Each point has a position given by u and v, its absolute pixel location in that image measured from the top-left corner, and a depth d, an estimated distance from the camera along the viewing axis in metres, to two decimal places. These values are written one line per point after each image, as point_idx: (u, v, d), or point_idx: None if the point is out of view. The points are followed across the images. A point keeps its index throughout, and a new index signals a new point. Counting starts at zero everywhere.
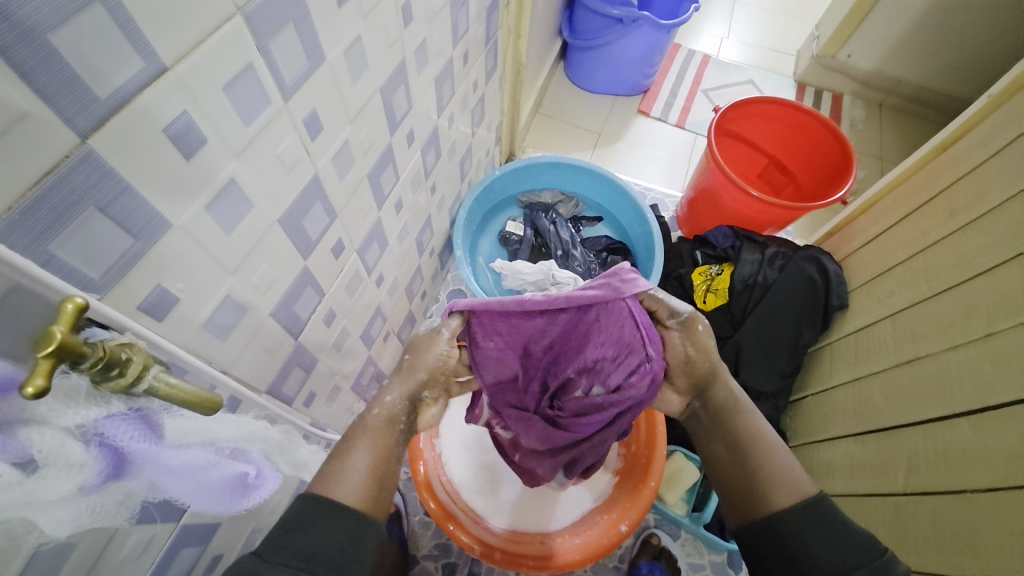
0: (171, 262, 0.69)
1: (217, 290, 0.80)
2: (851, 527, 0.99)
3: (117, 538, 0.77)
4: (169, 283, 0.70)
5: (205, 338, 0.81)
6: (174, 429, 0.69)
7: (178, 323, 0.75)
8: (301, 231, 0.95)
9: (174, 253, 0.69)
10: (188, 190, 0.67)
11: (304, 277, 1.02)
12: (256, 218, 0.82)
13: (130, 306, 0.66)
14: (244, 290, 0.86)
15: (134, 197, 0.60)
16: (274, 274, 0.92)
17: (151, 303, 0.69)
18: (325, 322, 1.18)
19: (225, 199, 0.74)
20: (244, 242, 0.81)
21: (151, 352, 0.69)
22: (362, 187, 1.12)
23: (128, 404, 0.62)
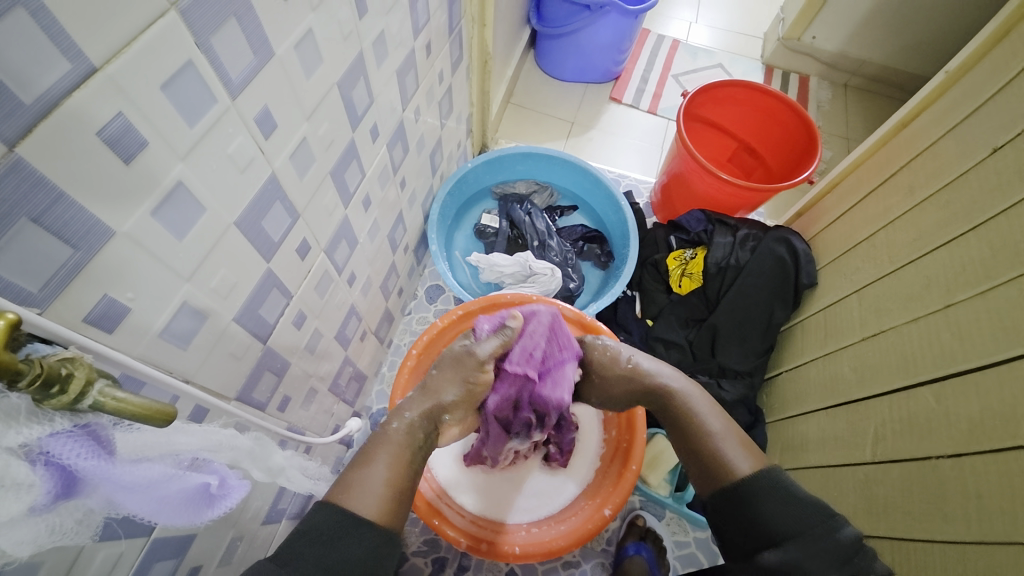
0: (118, 273, 0.67)
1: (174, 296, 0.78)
2: (800, 494, 1.01)
3: (84, 557, 0.75)
4: (118, 293, 0.68)
5: (162, 347, 0.79)
6: (125, 444, 0.67)
7: (131, 334, 0.72)
8: (261, 233, 0.93)
9: (120, 260, 0.67)
10: (131, 195, 0.65)
11: (269, 279, 1.00)
12: (211, 221, 0.79)
13: (75, 318, 0.64)
14: (203, 297, 0.84)
15: (70, 205, 0.58)
16: (234, 278, 0.90)
17: (99, 314, 0.67)
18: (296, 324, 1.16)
19: (173, 203, 0.71)
20: (198, 247, 0.79)
21: (100, 364, 0.67)
22: (325, 185, 1.09)
23: (72, 421, 0.60)
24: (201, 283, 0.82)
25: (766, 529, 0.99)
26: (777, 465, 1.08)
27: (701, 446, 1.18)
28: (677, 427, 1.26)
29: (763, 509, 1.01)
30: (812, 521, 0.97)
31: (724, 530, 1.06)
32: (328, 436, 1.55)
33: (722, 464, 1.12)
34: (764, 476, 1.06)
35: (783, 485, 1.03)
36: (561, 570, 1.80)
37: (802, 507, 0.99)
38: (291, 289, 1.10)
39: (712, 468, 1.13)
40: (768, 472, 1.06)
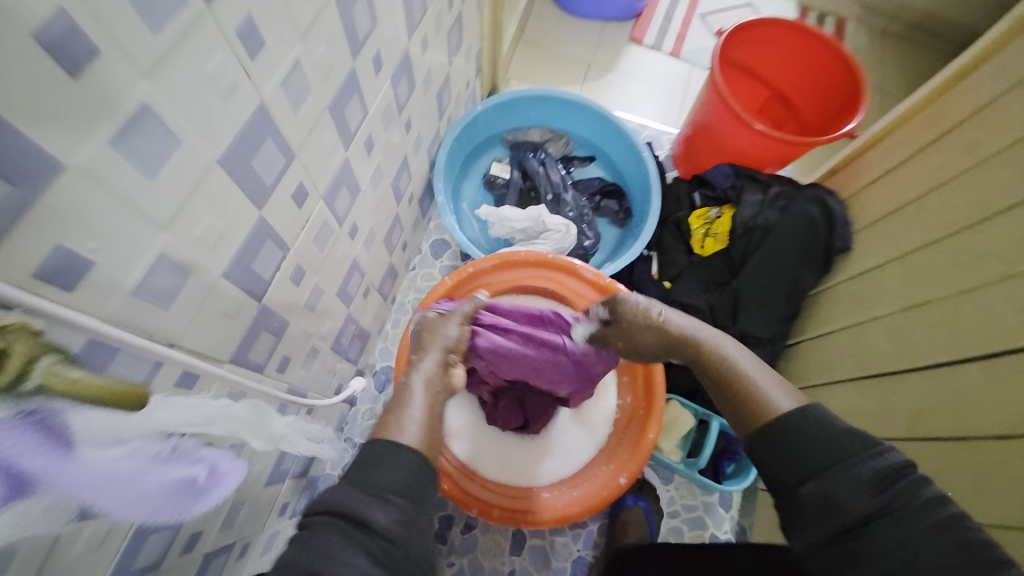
0: (76, 214, 0.59)
1: (143, 243, 0.69)
2: (837, 423, 0.86)
3: (66, 535, 0.71)
4: (74, 243, 0.61)
5: (139, 306, 0.73)
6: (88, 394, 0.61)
7: (99, 289, 0.66)
8: (251, 174, 0.85)
9: (74, 195, 0.58)
10: (85, 116, 0.56)
11: (261, 228, 0.93)
12: (188, 156, 0.71)
13: (27, 270, 0.57)
14: (184, 247, 0.76)
15: (4, 126, 0.49)
16: (220, 227, 0.82)
17: (51, 269, 0.59)
18: (294, 277, 1.10)
19: (139, 131, 0.62)
20: (171, 190, 0.70)
21: (64, 324, 0.60)
22: (323, 121, 0.99)
23: (19, 408, 0.53)
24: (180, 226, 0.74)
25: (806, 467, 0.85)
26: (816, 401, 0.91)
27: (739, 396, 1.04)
28: (722, 388, 1.09)
29: (799, 443, 0.87)
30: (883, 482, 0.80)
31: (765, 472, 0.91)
32: (331, 395, 1.53)
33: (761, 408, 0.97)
34: (798, 414, 0.91)
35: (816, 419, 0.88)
36: (568, 529, 1.85)
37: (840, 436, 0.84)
38: (288, 238, 1.03)
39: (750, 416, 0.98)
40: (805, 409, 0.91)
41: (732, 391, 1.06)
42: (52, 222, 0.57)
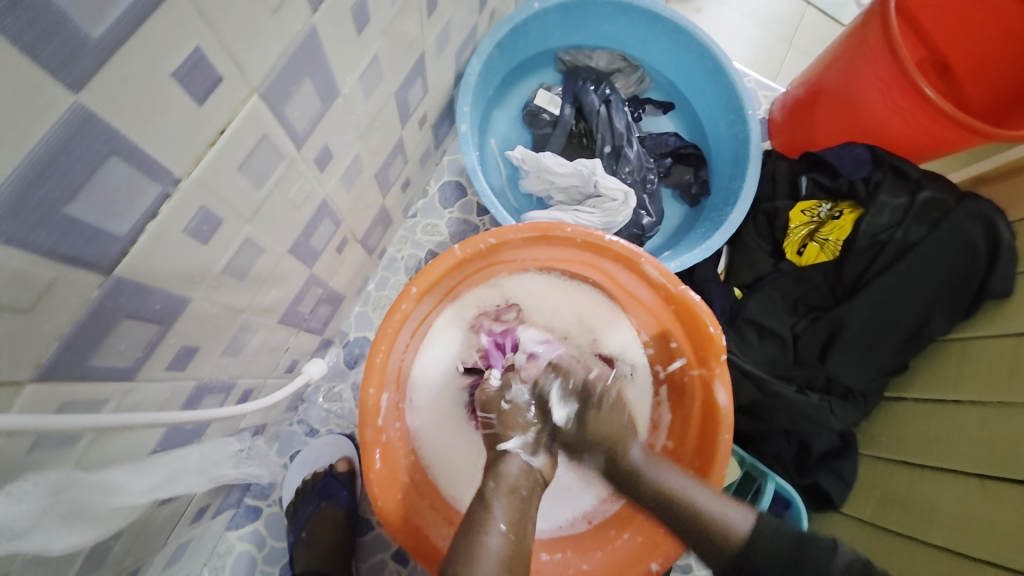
0: (232, 177, 0.37)
1: (275, 204, 0.44)
2: (999, 508, 0.59)
3: (136, 563, 0.55)
4: (228, 210, 0.38)
5: (268, 285, 0.51)
6: (111, 449, 0.39)
7: (239, 271, 0.44)
8: (398, 94, 0.58)
9: (218, 110, 0.32)
10: (264, 33, 0.33)
11: (388, 169, 0.67)
12: (348, 69, 0.45)
13: (170, 259, 0.35)
14: (324, 198, 0.53)
15: (162, 39, 0.26)
16: (358, 168, 0.57)
17: (200, 234, 0.37)
18: (377, 255, 0.82)
19: (313, 57, 0.38)
20: (326, 124, 0.46)
21: (176, 326, 0.39)
22: (468, 17, 0.69)
23: (33, 484, 0.32)
24: (312, 175, 0.48)
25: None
26: (971, 468, 0.64)
27: (896, 471, 0.74)
28: (884, 445, 0.78)
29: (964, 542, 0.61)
30: (1002, 558, 0.56)
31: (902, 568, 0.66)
32: None
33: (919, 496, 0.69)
34: (972, 491, 0.63)
35: (978, 505, 0.61)
36: None
37: (1007, 525, 0.58)
38: (387, 203, 0.74)
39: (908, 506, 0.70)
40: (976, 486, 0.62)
41: (889, 454, 0.77)
42: (198, 154, 0.33)
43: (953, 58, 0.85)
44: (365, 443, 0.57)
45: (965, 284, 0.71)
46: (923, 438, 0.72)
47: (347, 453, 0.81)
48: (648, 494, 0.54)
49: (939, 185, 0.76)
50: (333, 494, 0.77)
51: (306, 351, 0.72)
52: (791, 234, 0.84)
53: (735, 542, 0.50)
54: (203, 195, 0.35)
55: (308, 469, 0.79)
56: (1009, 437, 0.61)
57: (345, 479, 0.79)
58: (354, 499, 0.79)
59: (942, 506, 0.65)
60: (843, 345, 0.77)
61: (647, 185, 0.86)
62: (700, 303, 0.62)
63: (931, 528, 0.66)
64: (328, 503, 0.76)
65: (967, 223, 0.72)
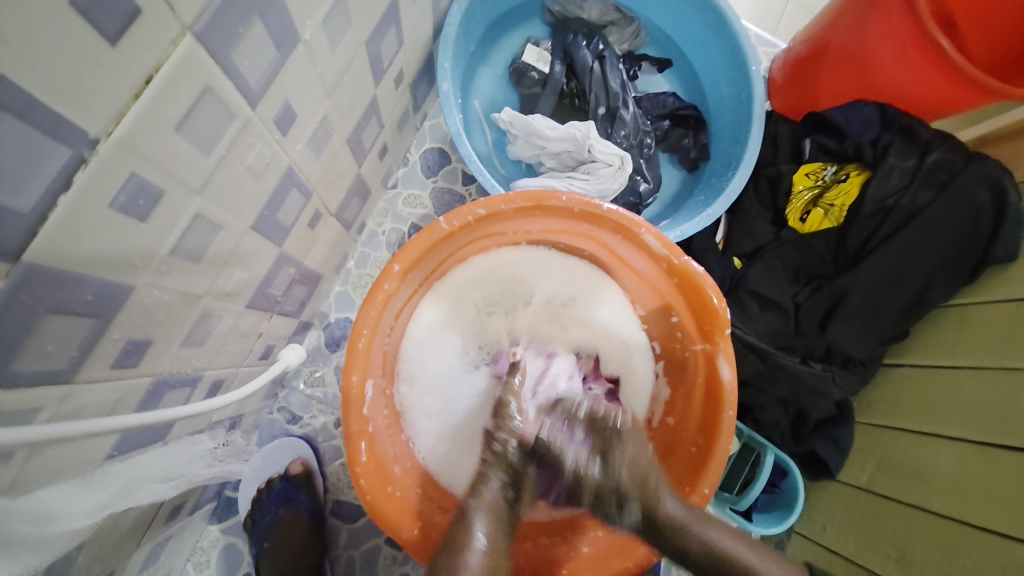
0: (168, 139, 0.30)
1: (231, 173, 0.38)
2: (1000, 477, 0.58)
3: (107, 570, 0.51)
4: (168, 180, 0.32)
5: (232, 267, 0.45)
6: (52, 459, 0.34)
7: (194, 253, 0.38)
8: (370, 44, 0.51)
9: (139, 53, 0.26)
10: None
11: (362, 133, 0.60)
12: (308, 10, 0.38)
13: (98, 240, 0.29)
14: (289, 166, 0.46)
15: None
16: (328, 132, 0.51)
17: (135, 211, 0.31)
18: (356, 230, 0.76)
19: None
20: (287, 77, 0.39)
21: (118, 319, 0.34)
22: None
23: None
24: (273, 138, 0.41)
25: (970, 548, 0.58)
26: (971, 437, 0.63)
27: (892, 437, 0.73)
28: (880, 412, 0.76)
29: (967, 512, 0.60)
30: (1004, 526, 0.56)
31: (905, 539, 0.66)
32: None
33: (918, 462, 0.68)
34: (974, 458, 0.61)
35: (979, 473, 0.60)
36: None
37: (1009, 495, 0.56)
38: (363, 172, 0.68)
39: (907, 473, 0.69)
40: (978, 452, 0.61)
41: (885, 419, 0.75)
42: (119, 108, 0.27)
43: (959, 10, 0.75)
44: (350, 434, 0.53)
45: (969, 248, 0.69)
46: (920, 403, 0.71)
47: (301, 454, 0.75)
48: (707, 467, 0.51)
49: (947, 144, 0.72)
50: (292, 498, 0.73)
51: (282, 336, 0.67)
52: (794, 200, 0.80)
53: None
54: (131, 159, 0.29)
55: (263, 476, 0.75)
56: (1010, 401, 0.60)
57: (301, 481, 0.73)
58: (316, 502, 0.74)
59: (941, 473, 0.64)
60: (845, 313, 0.75)
61: (644, 150, 0.80)
62: (703, 275, 0.58)
63: (929, 494, 0.65)
64: (287, 509, 0.71)
65: (973, 183, 0.69)
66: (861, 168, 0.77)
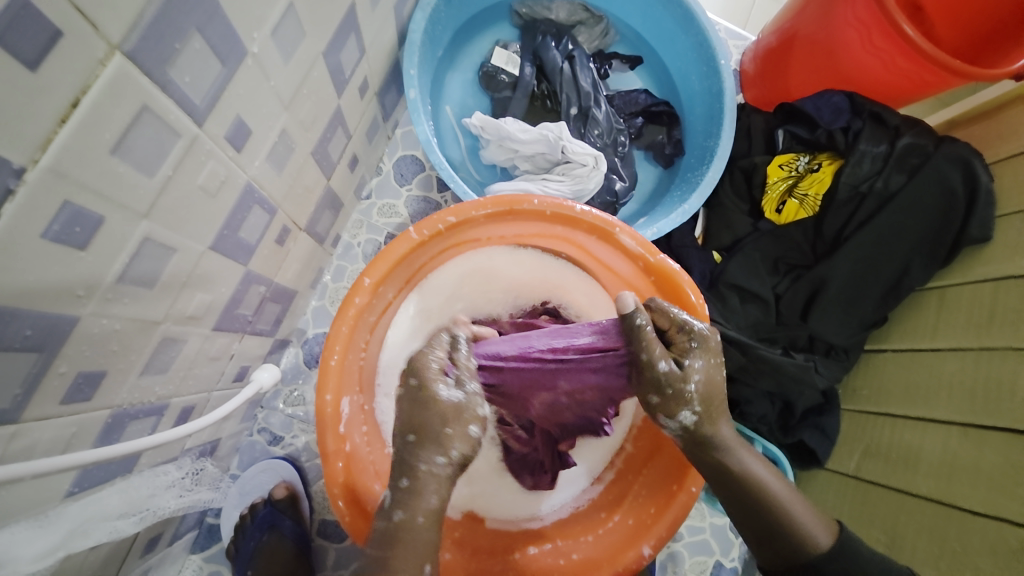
0: (104, 162, 0.29)
1: (181, 193, 0.36)
2: (987, 460, 0.58)
3: None
4: (107, 205, 0.31)
5: (194, 289, 0.44)
6: (1, 502, 0.32)
7: (147, 279, 0.37)
8: (329, 57, 0.50)
9: (63, 74, 0.25)
10: None
11: (329, 145, 0.59)
12: (255, 23, 0.37)
13: (31, 272, 0.28)
14: (248, 182, 0.45)
15: None
16: (289, 147, 0.50)
17: (70, 240, 0.29)
18: (330, 242, 0.75)
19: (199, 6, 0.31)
20: (237, 93, 0.38)
21: (64, 352, 0.32)
22: None
23: None
24: (227, 155, 0.40)
25: (961, 534, 0.58)
26: (956, 420, 0.63)
27: (879, 424, 0.73)
28: (864, 399, 0.76)
29: (957, 496, 0.60)
30: (993, 508, 0.56)
31: (895, 526, 0.66)
32: None
33: (904, 448, 0.68)
34: (959, 441, 0.61)
35: (965, 456, 0.60)
36: None
37: (999, 479, 0.56)
38: (333, 185, 0.66)
39: (894, 459, 0.69)
40: (962, 434, 0.61)
41: (870, 406, 0.75)
42: (46, 133, 0.26)
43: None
44: (327, 454, 0.52)
45: (944, 231, 0.69)
46: (904, 387, 0.71)
47: (286, 477, 0.73)
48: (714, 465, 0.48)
49: (915, 129, 0.73)
50: (277, 523, 0.70)
51: (257, 356, 0.65)
52: (769, 191, 0.80)
53: (815, 554, 0.45)
54: (63, 186, 0.27)
55: (247, 500, 0.72)
56: (993, 382, 0.60)
57: (286, 506, 0.71)
58: (301, 528, 0.72)
59: (927, 457, 0.64)
60: (825, 300, 0.74)
61: (618, 148, 0.80)
62: (679, 272, 0.58)
63: (917, 478, 0.65)
64: (272, 535, 0.69)
65: (943, 167, 0.70)
66: (834, 156, 0.78)
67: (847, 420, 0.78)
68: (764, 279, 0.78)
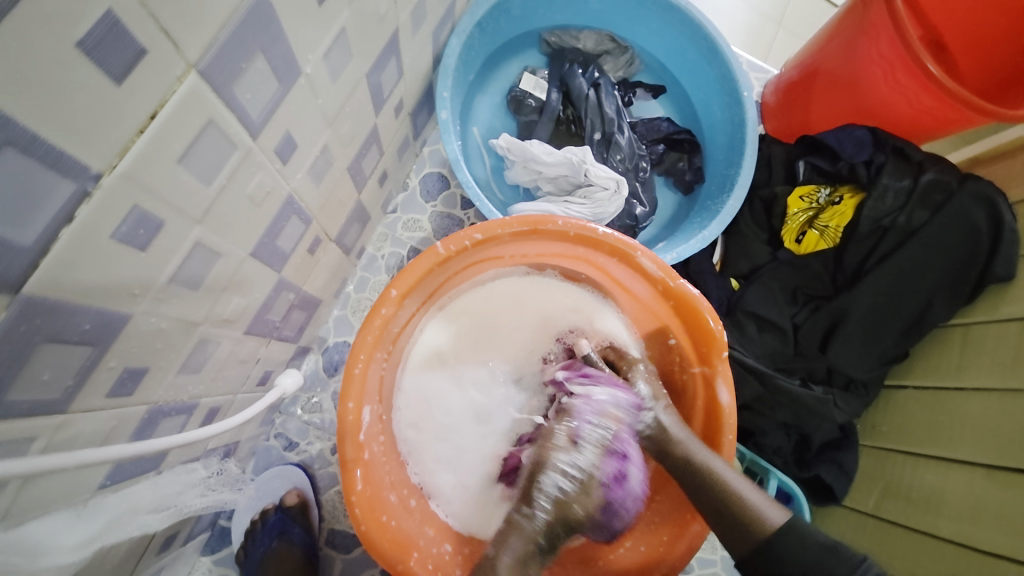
0: (170, 170, 0.31)
1: (231, 202, 0.38)
2: (1013, 503, 0.57)
3: None
4: (167, 210, 0.33)
5: (231, 294, 0.45)
6: (43, 491, 0.34)
7: (193, 282, 0.39)
8: (370, 78, 0.53)
9: (143, 88, 0.27)
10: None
11: (364, 160, 0.62)
12: (309, 46, 0.39)
13: (94, 272, 0.30)
14: (290, 193, 0.47)
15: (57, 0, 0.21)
16: (327, 162, 0.52)
17: (131, 243, 0.31)
18: (355, 254, 0.77)
19: (264, 29, 0.33)
20: (288, 109, 0.40)
21: (112, 347, 0.34)
22: None
23: None
24: (274, 167, 0.42)
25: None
26: (980, 462, 0.61)
27: (899, 463, 0.71)
28: (885, 437, 0.75)
29: (982, 540, 0.58)
30: (1020, 553, 0.54)
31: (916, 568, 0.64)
32: None
33: (927, 488, 0.66)
34: (986, 484, 0.60)
35: (993, 499, 0.59)
36: None
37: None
38: (363, 199, 0.69)
39: (915, 500, 0.67)
40: (989, 477, 0.60)
41: (891, 443, 0.74)
42: (124, 142, 0.28)
43: (947, 35, 0.77)
44: (346, 462, 0.52)
45: (967, 268, 0.69)
46: (925, 426, 0.70)
47: (298, 484, 0.74)
48: (700, 482, 0.52)
49: (939, 167, 0.73)
50: (286, 530, 0.71)
51: (281, 361, 0.67)
52: (789, 221, 0.81)
53: (766, 532, 0.49)
54: (133, 191, 0.29)
55: (259, 505, 0.73)
56: (1019, 423, 0.59)
57: (297, 513, 0.72)
58: (310, 535, 0.72)
59: (950, 498, 0.63)
60: (845, 333, 0.74)
61: (639, 173, 0.81)
62: (700, 297, 0.58)
63: (939, 520, 0.63)
64: (281, 542, 0.70)
65: (967, 205, 0.70)
66: (855, 188, 0.78)
67: (867, 459, 0.76)
68: (782, 309, 0.78)
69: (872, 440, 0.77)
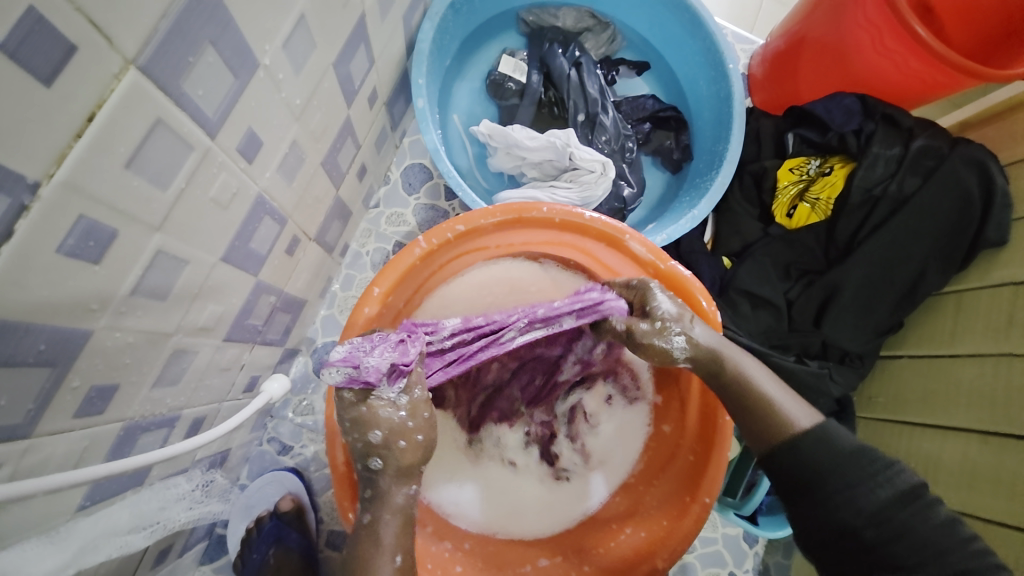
0: (116, 177, 0.29)
1: (192, 206, 0.36)
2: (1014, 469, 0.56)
3: None
4: (119, 218, 0.31)
5: (205, 302, 0.44)
6: (12, 520, 0.32)
7: (158, 294, 0.37)
8: (338, 67, 0.50)
9: (78, 90, 0.25)
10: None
11: (339, 152, 0.59)
12: (265, 35, 0.37)
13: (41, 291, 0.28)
14: (259, 193, 0.45)
15: None
16: (298, 159, 0.50)
17: (81, 259, 0.29)
18: (338, 252, 0.75)
19: (213, 20, 0.31)
20: (248, 106, 0.38)
21: (74, 366, 0.32)
22: None
23: None
24: (239, 167, 0.40)
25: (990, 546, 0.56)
26: (977, 428, 0.61)
27: (895, 432, 0.71)
28: (881, 407, 0.75)
29: (984, 508, 0.58)
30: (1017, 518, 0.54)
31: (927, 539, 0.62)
32: None
33: (924, 458, 0.66)
34: (985, 451, 0.59)
35: (992, 466, 0.58)
36: None
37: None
38: (342, 195, 0.67)
39: (913, 470, 0.67)
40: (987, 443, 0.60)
41: (887, 415, 0.73)
42: (60, 148, 0.26)
43: None
44: (337, 466, 0.51)
45: (961, 235, 0.68)
46: (922, 394, 0.69)
47: (292, 489, 0.72)
48: (730, 398, 0.48)
49: (928, 133, 0.72)
50: (282, 536, 0.70)
51: (267, 365, 0.65)
52: (780, 196, 0.79)
53: (796, 433, 0.45)
54: (78, 201, 0.27)
55: (253, 513, 0.71)
56: (1016, 387, 0.58)
57: (292, 518, 0.71)
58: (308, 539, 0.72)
59: (948, 466, 0.63)
60: (841, 305, 0.73)
61: (626, 154, 0.79)
62: (692, 279, 0.57)
63: (938, 488, 0.63)
64: (277, 549, 0.69)
65: (960, 170, 0.68)
66: (846, 159, 0.77)
67: (865, 431, 0.76)
68: (774, 285, 0.77)
69: (869, 412, 0.76)
